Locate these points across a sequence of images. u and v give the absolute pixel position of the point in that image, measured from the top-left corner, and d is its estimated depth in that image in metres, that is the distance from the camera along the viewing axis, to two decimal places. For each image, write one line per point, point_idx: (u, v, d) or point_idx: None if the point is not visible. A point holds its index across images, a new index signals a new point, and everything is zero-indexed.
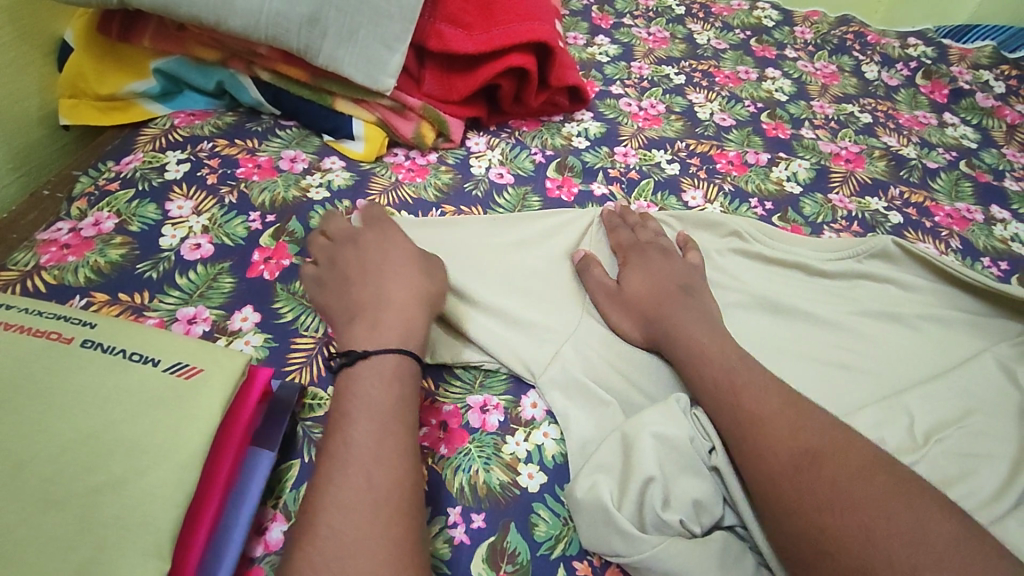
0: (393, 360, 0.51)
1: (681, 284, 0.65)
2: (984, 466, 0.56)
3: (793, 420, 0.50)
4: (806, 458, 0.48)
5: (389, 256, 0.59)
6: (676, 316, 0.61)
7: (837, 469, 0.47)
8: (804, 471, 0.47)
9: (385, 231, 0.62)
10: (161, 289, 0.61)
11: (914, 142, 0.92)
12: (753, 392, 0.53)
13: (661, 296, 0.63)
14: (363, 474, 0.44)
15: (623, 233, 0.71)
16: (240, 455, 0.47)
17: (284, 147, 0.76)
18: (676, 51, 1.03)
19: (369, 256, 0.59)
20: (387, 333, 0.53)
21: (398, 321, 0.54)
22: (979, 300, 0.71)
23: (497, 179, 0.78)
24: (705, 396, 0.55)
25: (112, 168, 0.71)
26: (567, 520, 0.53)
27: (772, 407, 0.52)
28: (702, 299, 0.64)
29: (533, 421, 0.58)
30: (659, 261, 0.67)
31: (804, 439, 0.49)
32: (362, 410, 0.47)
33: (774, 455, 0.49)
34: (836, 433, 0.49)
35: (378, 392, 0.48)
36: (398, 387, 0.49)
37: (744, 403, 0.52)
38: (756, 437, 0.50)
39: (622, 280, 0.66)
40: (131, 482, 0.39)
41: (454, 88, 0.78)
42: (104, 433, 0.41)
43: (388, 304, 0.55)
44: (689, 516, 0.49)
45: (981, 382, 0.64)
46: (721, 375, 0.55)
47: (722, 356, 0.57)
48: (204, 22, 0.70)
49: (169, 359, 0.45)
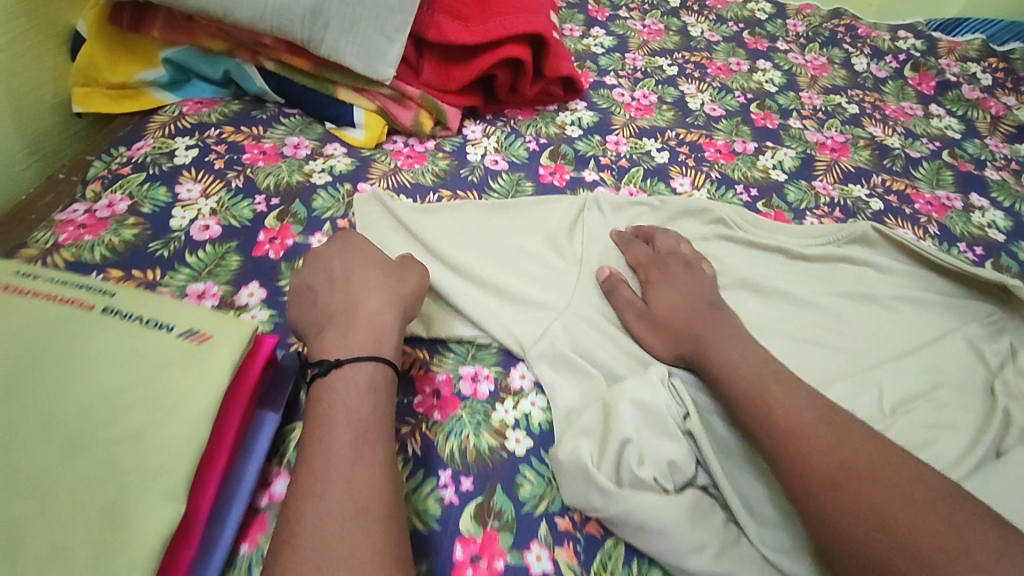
0: (369, 367, 0.51)
1: (708, 299, 0.66)
2: (944, 437, 0.60)
3: (830, 438, 0.51)
4: (842, 473, 0.49)
5: (361, 268, 0.60)
6: (711, 332, 0.62)
7: (874, 488, 0.47)
8: (841, 488, 0.48)
9: (357, 242, 0.63)
10: (172, 266, 0.64)
11: (899, 132, 0.95)
12: (786, 407, 0.54)
13: (692, 313, 0.64)
14: (344, 486, 0.44)
15: (640, 249, 0.72)
16: (246, 414, 0.51)
17: (288, 133, 0.80)
18: (669, 43, 1.06)
19: (344, 266, 0.60)
20: (360, 340, 0.53)
21: (371, 329, 0.54)
22: (951, 284, 0.74)
23: (492, 165, 0.81)
24: (737, 409, 0.56)
25: (124, 153, 0.75)
26: (551, 480, 0.56)
27: (805, 420, 0.53)
28: (729, 313, 0.65)
29: (522, 391, 0.62)
30: (685, 275, 0.68)
31: (839, 455, 0.50)
32: (341, 420, 0.48)
33: (809, 468, 0.50)
34: (870, 448, 0.50)
35: (356, 401, 0.49)
36: (374, 396, 0.50)
37: (777, 417, 0.53)
38: (790, 451, 0.51)
39: (650, 298, 0.67)
40: (147, 437, 0.44)
41: (451, 77, 0.81)
42: (123, 391, 0.45)
43: (362, 311, 0.55)
44: (663, 474, 0.53)
45: (949, 359, 0.67)
46: (752, 389, 0.56)
47: (756, 379, 0.57)
48: (211, 14, 0.73)
49: (181, 325, 0.49)
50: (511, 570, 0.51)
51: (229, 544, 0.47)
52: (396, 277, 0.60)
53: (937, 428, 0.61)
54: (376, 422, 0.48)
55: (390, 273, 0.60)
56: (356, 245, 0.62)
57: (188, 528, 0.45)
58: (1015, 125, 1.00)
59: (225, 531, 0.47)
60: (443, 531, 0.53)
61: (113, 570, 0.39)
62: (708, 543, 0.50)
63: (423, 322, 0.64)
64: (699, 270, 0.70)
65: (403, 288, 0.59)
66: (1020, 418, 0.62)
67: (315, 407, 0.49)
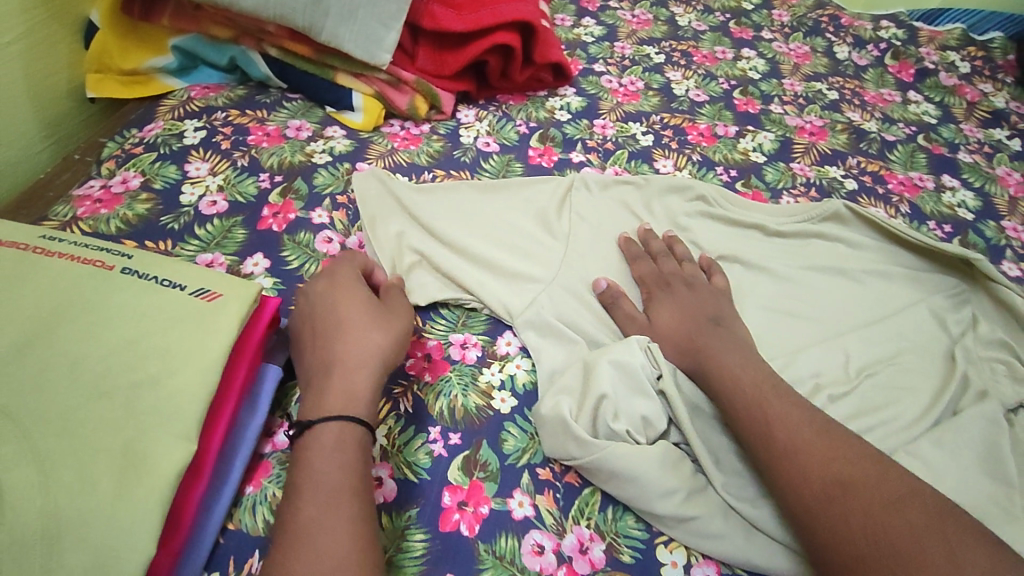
0: (335, 429, 0.51)
1: (710, 315, 0.67)
2: (904, 399, 0.65)
3: (824, 451, 0.53)
4: (838, 489, 0.51)
5: (341, 314, 0.58)
6: (711, 347, 0.63)
7: (866, 498, 0.50)
8: (836, 500, 0.50)
9: (341, 281, 0.62)
10: (182, 238, 0.69)
11: (877, 117, 0.99)
12: (787, 424, 0.56)
13: (696, 330, 0.66)
14: (321, 531, 0.46)
15: (645, 264, 0.73)
16: (252, 369, 0.56)
17: (290, 117, 0.84)
18: (657, 33, 1.10)
19: (325, 311, 0.59)
20: (333, 397, 0.53)
21: (342, 382, 0.54)
22: (920, 259, 0.79)
23: (484, 147, 0.85)
24: (738, 425, 0.58)
25: (136, 135, 0.79)
26: (533, 435, 0.61)
27: (803, 437, 0.55)
28: (732, 329, 0.66)
29: (507, 355, 0.66)
30: (689, 294, 0.69)
31: (836, 471, 0.52)
32: (325, 459, 0.50)
33: (806, 485, 0.52)
34: (866, 464, 0.52)
35: (336, 441, 0.51)
36: (344, 453, 0.50)
37: (777, 435, 0.55)
38: (788, 467, 0.53)
39: (652, 313, 0.69)
40: (163, 382, 0.48)
41: (445, 63, 0.85)
42: (141, 341, 0.49)
43: (338, 368, 0.55)
44: (636, 428, 0.58)
45: (913, 328, 0.72)
46: (754, 405, 0.58)
47: (753, 395, 0.58)
48: (218, 3, 0.78)
49: (193, 285, 0.54)
50: (496, 514, 0.55)
51: (235, 485, 0.52)
52: (377, 326, 0.58)
53: (898, 390, 0.66)
54: (350, 473, 0.49)
55: (371, 322, 0.58)
56: (339, 285, 0.61)
57: (198, 467, 0.49)
58: (990, 110, 1.04)
59: (232, 473, 0.52)
60: (433, 481, 0.57)
61: (132, 498, 0.44)
62: (678, 488, 0.55)
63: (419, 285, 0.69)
64: (705, 282, 0.71)
65: (382, 338, 0.57)
66: (977, 381, 0.66)
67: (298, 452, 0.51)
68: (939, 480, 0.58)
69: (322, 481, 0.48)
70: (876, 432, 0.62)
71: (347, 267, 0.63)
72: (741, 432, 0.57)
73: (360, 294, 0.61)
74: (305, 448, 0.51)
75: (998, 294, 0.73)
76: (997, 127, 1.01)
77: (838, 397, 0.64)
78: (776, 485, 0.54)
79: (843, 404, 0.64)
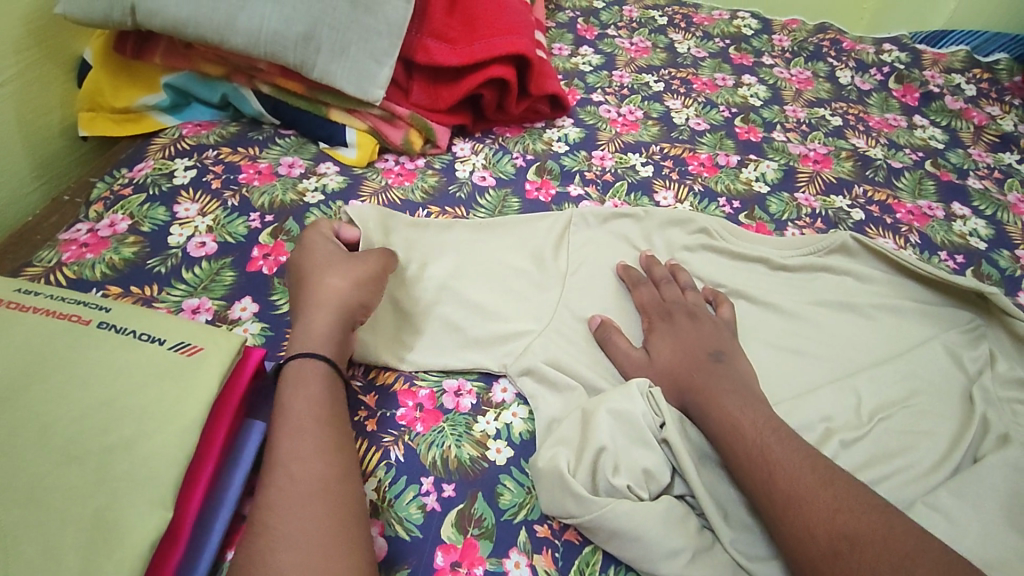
0: (297, 364, 0.54)
1: (709, 350, 0.64)
2: (923, 444, 0.61)
3: (828, 503, 0.50)
4: (844, 543, 0.48)
5: (308, 268, 0.63)
6: (710, 386, 0.61)
7: (874, 556, 0.46)
8: (843, 558, 0.47)
9: (311, 244, 0.66)
10: (168, 282, 0.67)
11: (882, 143, 0.97)
12: (789, 472, 0.53)
13: (693, 367, 0.63)
14: (306, 471, 0.48)
15: (645, 290, 0.71)
16: (233, 425, 0.53)
17: (283, 154, 0.83)
18: (656, 60, 1.08)
19: (297, 269, 0.64)
20: (298, 342, 0.57)
21: (306, 329, 0.57)
22: (932, 291, 0.75)
23: (480, 181, 0.83)
24: (740, 471, 0.55)
25: (125, 174, 0.78)
26: (530, 489, 0.58)
27: (807, 486, 0.52)
28: (732, 363, 0.63)
29: (503, 403, 0.64)
30: (691, 326, 0.67)
31: (841, 523, 0.49)
32: (296, 412, 0.51)
33: (811, 538, 0.49)
34: (872, 515, 0.49)
35: (327, 415, 0.52)
36: (304, 387, 0.53)
37: (781, 483, 0.52)
38: (793, 516, 0.50)
39: (651, 348, 0.66)
40: (139, 444, 0.46)
41: (440, 97, 0.84)
42: (116, 401, 0.47)
43: (302, 312, 0.59)
44: (638, 482, 0.54)
45: (929, 366, 0.68)
46: (755, 450, 0.55)
47: (757, 437, 0.56)
48: (209, 41, 0.77)
49: (173, 338, 0.52)
50: None
51: (214, 550, 0.48)
52: (338, 272, 0.62)
53: (914, 434, 0.62)
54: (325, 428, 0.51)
55: (331, 269, 0.62)
56: (312, 248, 0.65)
57: (175, 533, 0.46)
58: (998, 134, 1.01)
59: (211, 537, 0.49)
60: (425, 539, 0.54)
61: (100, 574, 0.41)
62: (683, 548, 0.52)
63: (394, 350, 0.65)
64: (711, 315, 0.69)
65: (341, 283, 0.61)
66: (998, 423, 0.63)
67: (288, 436, 0.50)
68: (963, 535, 0.54)
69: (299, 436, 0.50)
70: (893, 481, 0.58)
71: (320, 231, 0.68)
72: (742, 478, 0.55)
73: (329, 254, 0.64)
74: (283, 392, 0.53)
75: (1016, 328, 0.70)
76: (1006, 151, 0.98)
77: (850, 443, 0.61)
78: (781, 539, 0.51)
79: (855, 450, 0.61)
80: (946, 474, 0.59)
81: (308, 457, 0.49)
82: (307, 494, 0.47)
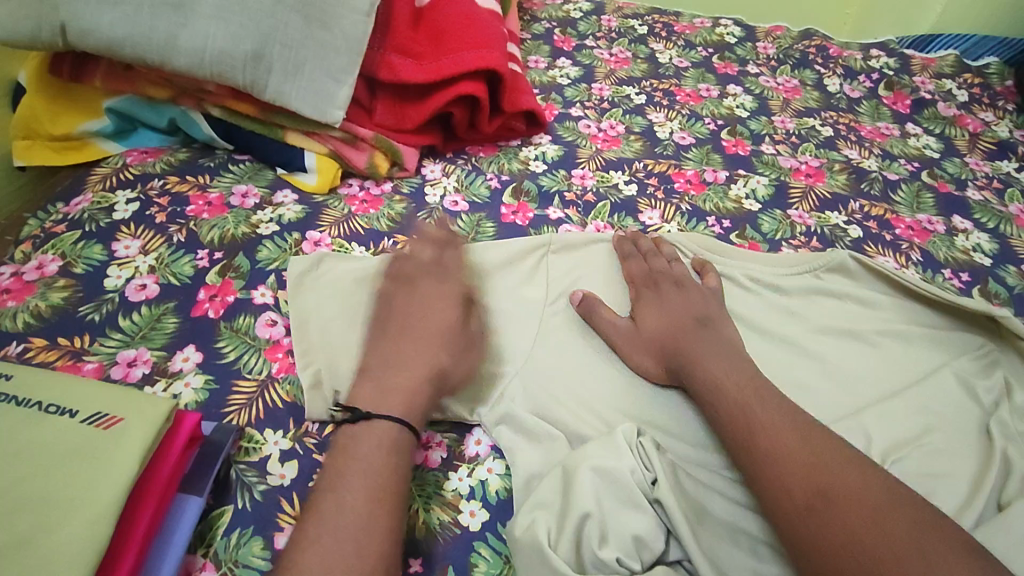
0: (396, 429, 0.51)
1: (696, 316, 0.63)
2: (943, 488, 0.55)
3: (809, 459, 0.48)
4: (818, 499, 0.46)
5: (418, 326, 0.59)
6: (696, 349, 0.59)
7: (849, 512, 0.45)
8: (817, 512, 0.45)
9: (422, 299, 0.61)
10: (102, 331, 0.60)
11: (876, 154, 0.92)
12: (768, 430, 0.51)
13: (680, 332, 0.61)
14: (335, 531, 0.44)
15: (634, 262, 0.70)
16: (160, 507, 0.46)
17: (236, 181, 0.76)
18: (637, 71, 1.03)
19: (397, 314, 0.60)
20: (396, 398, 0.53)
21: (406, 389, 0.54)
22: (939, 314, 0.70)
23: (451, 207, 0.77)
24: (722, 433, 0.53)
25: (60, 210, 0.71)
26: (508, 558, 0.51)
27: (785, 443, 0.50)
28: (718, 329, 0.62)
29: (477, 458, 0.57)
30: (677, 294, 0.65)
31: (816, 478, 0.47)
32: (359, 471, 0.48)
33: (786, 495, 0.47)
34: (849, 470, 0.47)
35: (395, 482, 0.48)
36: (395, 456, 0.49)
37: (760, 443, 0.50)
38: (769, 473, 0.48)
39: (638, 316, 0.64)
40: (37, 543, 0.40)
41: (407, 116, 0.78)
42: (10, 491, 0.41)
43: (398, 365, 0.55)
44: (628, 552, 0.48)
45: (941, 399, 0.63)
46: (735, 408, 0.54)
47: (739, 391, 0.55)
48: (149, 62, 0.70)
49: (86, 409, 0.46)
50: None
51: None
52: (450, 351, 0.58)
53: (932, 478, 0.56)
54: (378, 495, 0.47)
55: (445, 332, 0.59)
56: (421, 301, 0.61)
57: None
58: (994, 141, 0.97)
59: None
60: None
61: None
62: None
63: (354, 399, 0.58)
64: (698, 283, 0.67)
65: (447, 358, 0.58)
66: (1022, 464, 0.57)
67: (337, 489, 0.46)
68: None
69: (350, 500, 0.46)
70: None
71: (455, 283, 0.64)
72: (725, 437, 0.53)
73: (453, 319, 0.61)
74: (352, 447, 0.49)
75: None
76: (1004, 159, 0.94)
77: None
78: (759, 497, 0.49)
79: None
80: (969, 525, 0.52)
81: (354, 518, 0.45)
82: (326, 544, 0.43)
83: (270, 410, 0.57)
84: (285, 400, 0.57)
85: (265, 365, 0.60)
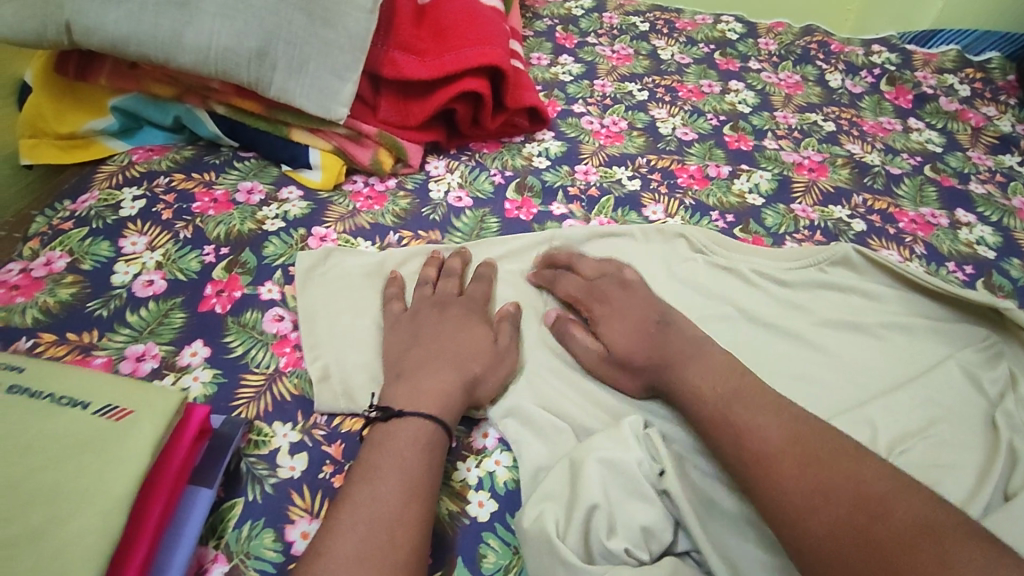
0: (428, 427, 0.51)
1: (656, 318, 0.61)
2: (949, 477, 0.55)
3: (799, 457, 0.47)
4: (818, 497, 0.45)
5: (449, 331, 0.59)
6: (671, 357, 0.57)
7: (850, 505, 0.44)
8: (820, 507, 0.45)
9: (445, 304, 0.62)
10: (110, 327, 0.61)
11: (878, 148, 0.92)
12: (755, 430, 0.50)
13: (651, 343, 0.59)
14: (363, 525, 0.44)
15: (581, 264, 0.68)
16: (172, 500, 0.47)
17: (241, 178, 0.76)
18: (639, 68, 1.04)
19: (422, 318, 0.60)
20: (426, 399, 0.53)
21: (438, 394, 0.54)
22: (942, 306, 0.70)
23: (455, 203, 0.77)
24: (710, 443, 0.52)
25: (67, 208, 0.71)
26: (517, 549, 0.52)
27: (772, 443, 0.49)
28: (680, 324, 0.60)
29: (485, 450, 0.57)
30: (623, 296, 0.64)
31: (812, 475, 0.46)
32: (390, 466, 0.48)
33: (785, 495, 0.46)
34: (844, 461, 0.47)
35: (425, 480, 0.48)
36: (427, 456, 0.50)
37: (749, 446, 0.49)
38: (763, 475, 0.48)
39: (605, 335, 0.61)
40: (48, 535, 0.40)
41: (411, 113, 0.78)
42: (20, 483, 0.41)
43: (427, 368, 0.56)
44: (636, 542, 0.48)
45: (946, 390, 0.63)
46: (717, 411, 0.53)
47: (717, 395, 0.54)
48: (154, 60, 0.71)
49: (98, 402, 0.46)
50: None
51: None
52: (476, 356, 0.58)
53: (937, 468, 0.56)
54: (405, 492, 0.47)
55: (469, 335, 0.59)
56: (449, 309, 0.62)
57: None
58: (997, 135, 0.97)
59: None
60: None
61: None
62: None
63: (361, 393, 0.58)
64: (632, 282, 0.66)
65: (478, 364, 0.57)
66: None
67: (367, 484, 0.47)
68: None
69: (380, 495, 0.46)
70: None
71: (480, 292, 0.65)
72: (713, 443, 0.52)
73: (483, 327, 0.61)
74: (385, 444, 0.50)
75: None
76: (1006, 153, 0.94)
77: None
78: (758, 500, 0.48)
79: None
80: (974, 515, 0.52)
81: (383, 513, 0.45)
82: (354, 538, 0.43)
83: (278, 403, 0.57)
84: (293, 394, 0.58)
85: (273, 359, 0.60)
